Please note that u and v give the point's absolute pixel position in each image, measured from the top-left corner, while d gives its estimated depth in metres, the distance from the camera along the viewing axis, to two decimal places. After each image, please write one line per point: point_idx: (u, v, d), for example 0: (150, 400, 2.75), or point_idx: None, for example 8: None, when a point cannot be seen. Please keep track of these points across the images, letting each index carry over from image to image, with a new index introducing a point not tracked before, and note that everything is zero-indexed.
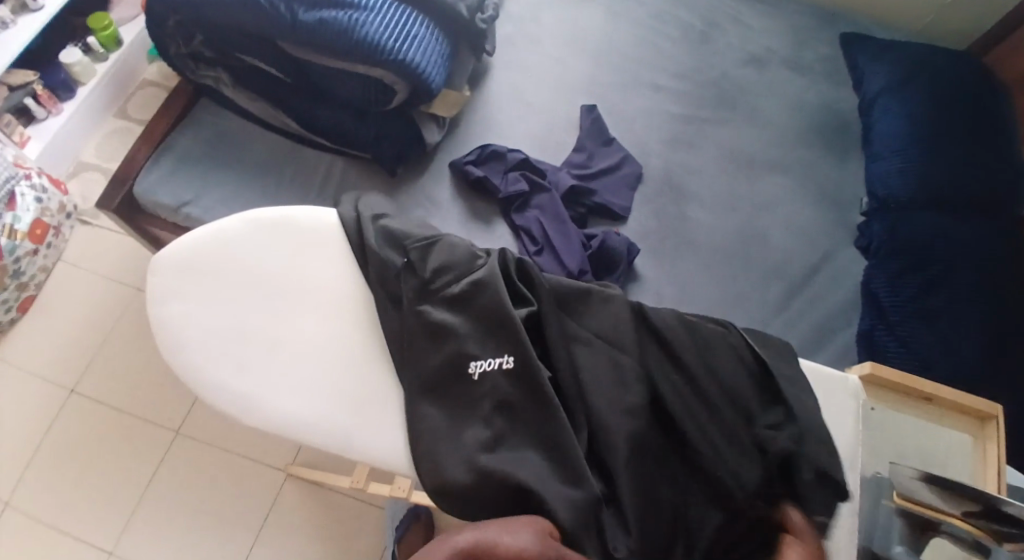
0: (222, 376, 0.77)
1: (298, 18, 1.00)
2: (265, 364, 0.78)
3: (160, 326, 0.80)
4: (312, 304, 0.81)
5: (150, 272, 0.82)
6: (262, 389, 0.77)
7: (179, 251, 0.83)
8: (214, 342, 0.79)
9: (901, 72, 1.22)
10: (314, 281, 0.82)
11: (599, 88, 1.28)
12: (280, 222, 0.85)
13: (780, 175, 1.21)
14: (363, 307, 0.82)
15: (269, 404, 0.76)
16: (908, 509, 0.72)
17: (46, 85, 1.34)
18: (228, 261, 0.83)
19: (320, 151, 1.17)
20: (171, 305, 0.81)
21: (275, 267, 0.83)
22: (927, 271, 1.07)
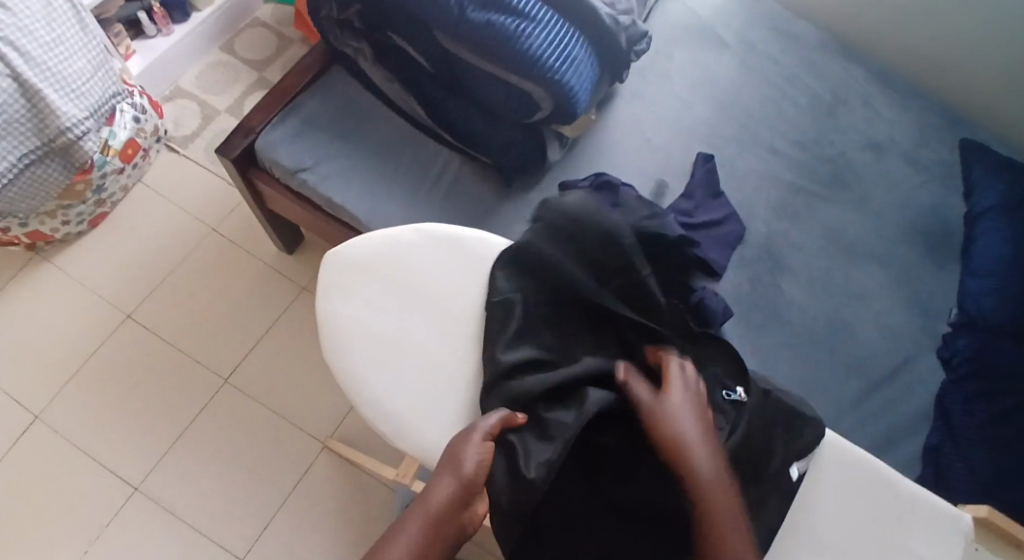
0: (382, 390, 0.80)
1: (467, 15, 0.97)
2: (425, 385, 0.81)
3: (325, 323, 0.84)
4: (476, 330, 0.84)
5: (324, 265, 0.86)
6: (418, 407, 0.80)
7: (352, 251, 0.87)
8: (377, 350, 0.82)
9: (1015, 196, 1.22)
10: (478, 310, 0.85)
11: (718, 140, 1.28)
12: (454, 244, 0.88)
13: (877, 267, 1.21)
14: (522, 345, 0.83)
15: (425, 425, 0.79)
16: None
17: (165, 4, 1.31)
18: (399, 273, 0.86)
19: (440, 145, 1.14)
20: (338, 305, 0.84)
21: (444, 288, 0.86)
22: (1002, 400, 1.08)
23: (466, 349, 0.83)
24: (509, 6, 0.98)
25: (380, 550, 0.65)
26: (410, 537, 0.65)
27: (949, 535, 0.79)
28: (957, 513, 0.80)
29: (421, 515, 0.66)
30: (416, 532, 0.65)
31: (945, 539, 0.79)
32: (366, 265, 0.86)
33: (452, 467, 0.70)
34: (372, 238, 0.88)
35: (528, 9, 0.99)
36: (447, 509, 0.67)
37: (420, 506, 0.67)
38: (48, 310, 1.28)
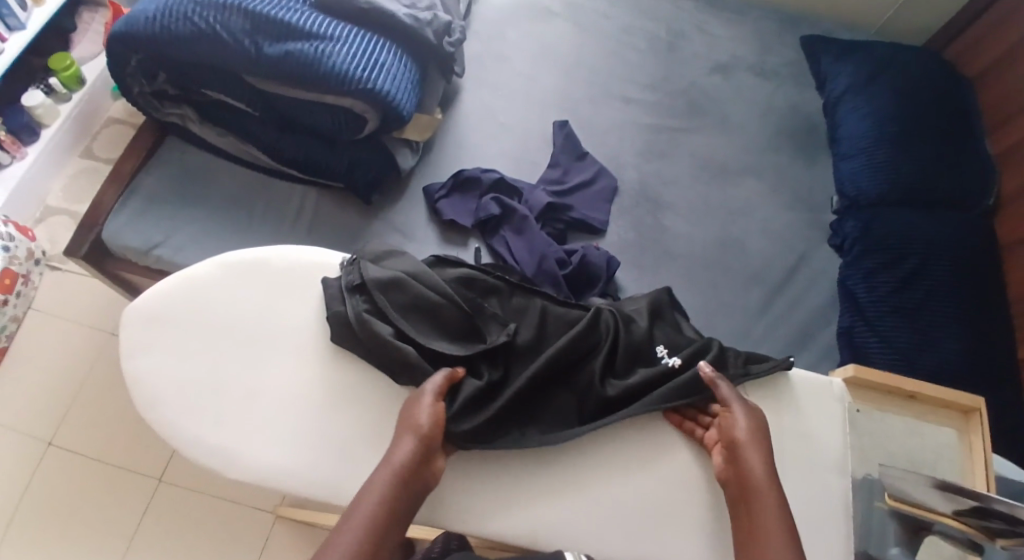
0: (203, 432, 0.76)
1: (263, 51, 0.98)
2: (243, 415, 0.77)
3: (133, 385, 0.78)
4: (287, 346, 0.79)
5: (121, 324, 0.80)
6: (245, 440, 0.76)
7: (140, 306, 0.80)
8: (193, 395, 0.77)
9: (863, 73, 1.28)
10: (284, 326, 0.80)
11: (572, 103, 1.29)
12: (245, 267, 0.82)
13: (751, 178, 1.25)
14: (327, 347, 0.79)
15: (255, 455, 0.75)
16: (906, 511, 0.72)
17: (8, 129, 1.31)
18: (195, 313, 0.80)
19: (292, 183, 1.15)
20: (141, 360, 0.79)
21: (242, 313, 0.80)
22: (901, 267, 1.11)
23: (272, 369, 0.78)
24: (302, 32, 1.00)
25: (350, 516, 0.66)
26: (367, 514, 0.66)
27: (824, 403, 0.78)
28: (826, 379, 0.79)
29: (370, 496, 0.67)
30: (385, 482, 0.67)
31: (824, 408, 0.78)
32: (162, 314, 0.80)
33: (411, 427, 0.71)
34: (162, 283, 0.82)
35: (324, 30, 1.01)
36: (416, 463, 0.69)
37: (385, 464, 0.69)
38: None
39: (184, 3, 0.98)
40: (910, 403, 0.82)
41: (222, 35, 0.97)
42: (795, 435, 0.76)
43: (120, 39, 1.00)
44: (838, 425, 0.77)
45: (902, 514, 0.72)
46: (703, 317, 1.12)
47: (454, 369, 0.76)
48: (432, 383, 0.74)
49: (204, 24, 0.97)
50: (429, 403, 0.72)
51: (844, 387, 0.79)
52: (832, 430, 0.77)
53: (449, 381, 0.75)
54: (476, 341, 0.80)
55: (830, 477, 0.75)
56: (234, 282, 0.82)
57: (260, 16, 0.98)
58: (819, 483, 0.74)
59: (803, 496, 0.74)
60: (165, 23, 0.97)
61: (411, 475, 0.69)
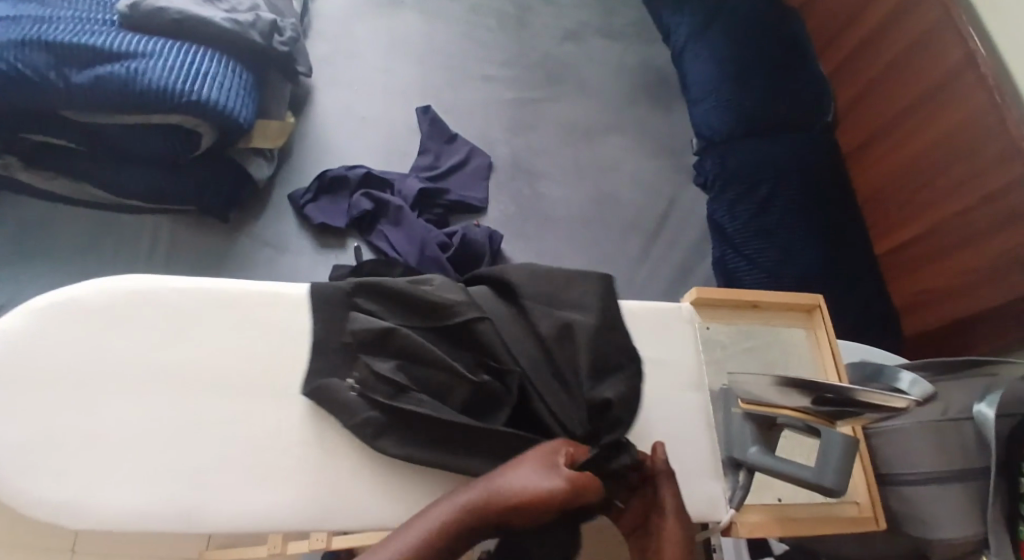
0: (37, 492, 0.65)
1: (72, 81, 0.96)
2: (86, 464, 0.66)
3: None
4: (127, 381, 0.70)
5: None
6: (94, 489, 0.66)
7: None
8: (16, 455, 0.66)
9: (701, 19, 1.35)
10: (121, 360, 0.70)
11: (430, 88, 1.31)
12: (59, 304, 0.71)
13: (613, 134, 1.31)
14: (177, 374, 0.71)
15: (109, 504, 0.65)
16: (755, 412, 0.76)
17: None
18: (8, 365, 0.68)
19: (139, 214, 1.13)
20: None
21: (70, 355, 0.70)
22: (754, 196, 1.18)
23: (117, 410, 0.68)
24: (111, 54, 0.98)
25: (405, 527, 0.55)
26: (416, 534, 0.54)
27: (676, 330, 0.85)
28: (675, 306, 0.86)
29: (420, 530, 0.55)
30: (464, 514, 0.55)
31: (677, 335, 0.85)
32: None
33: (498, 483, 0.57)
34: None
35: (134, 49, 0.99)
36: (528, 508, 0.55)
37: (444, 503, 0.57)
38: None
39: None
40: (757, 312, 0.90)
41: (23, 73, 0.94)
42: (651, 364, 0.83)
43: None
44: (689, 346, 0.85)
45: (753, 415, 0.77)
46: (588, 271, 1.16)
47: (582, 478, 0.56)
48: (562, 470, 0.56)
49: (2, 66, 0.93)
50: (535, 483, 0.55)
51: (691, 310, 0.87)
52: (683, 352, 0.84)
53: (574, 492, 0.55)
54: (502, 409, 0.69)
55: (688, 396, 0.82)
56: (49, 324, 0.70)
57: (61, 47, 0.96)
58: (681, 404, 0.81)
59: (664, 417, 0.80)
60: None
61: (446, 543, 0.55)
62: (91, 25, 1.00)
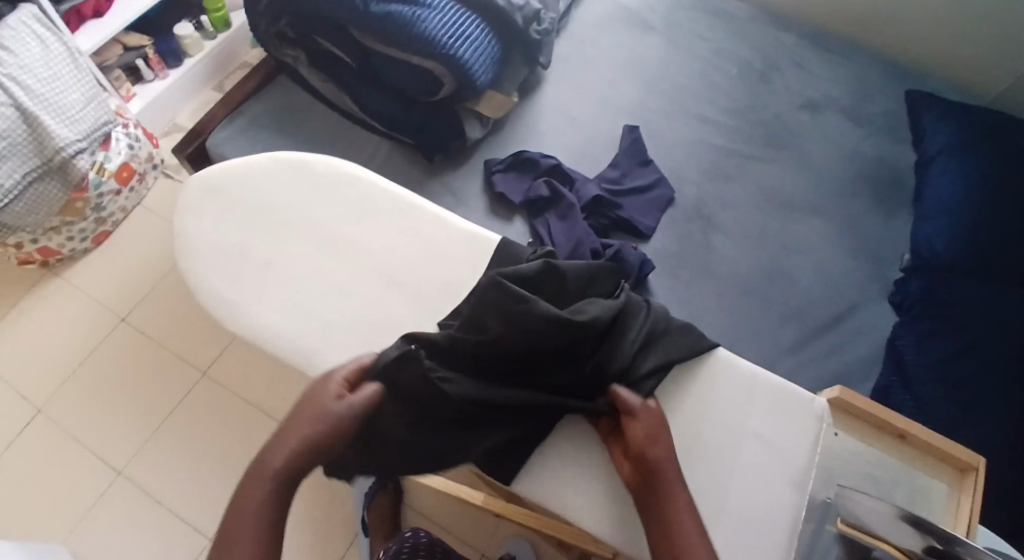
0: (220, 287, 0.85)
1: (368, 7, 1.08)
2: (257, 283, 0.84)
3: (181, 234, 0.88)
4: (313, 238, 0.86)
5: (187, 183, 0.90)
6: (252, 302, 0.84)
7: (209, 170, 0.90)
8: (220, 256, 0.86)
9: (962, 136, 1.23)
10: (318, 222, 0.87)
11: (650, 112, 1.31)
12: (300, 163, 0.90)
13: (816, 217, 1.22)
14: (349, 249, 0.86)
15: (256, 319, 0.83)
16: (847, 533, 0.68)
17: (158, 50, 1.52)
18: (248, 192, 0.89)
19: (372, 133, 1.25)
20: (194, 219, 0.88)
21: (287, 201, 0.88)
22: (953, 337, 1.05)
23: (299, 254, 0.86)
24: None
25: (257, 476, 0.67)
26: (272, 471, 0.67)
27: (800, 419, 0.80)
28: (809, 397, 0.81)
29: (276, 458, 0.68)
30: (296, 445, 0.68)
31: (798, 424, 0.80)
32: (219, 185, 0.89)
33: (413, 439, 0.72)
34: (231, 161, 0.92)
35: None
36: (314, 427, 0.69)
37: (273, 448, 0.69)
38: (49, 320, 1.43)
39: None
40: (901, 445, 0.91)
41: None
42: (758, 440, 0.79)
43: None
44: (806, 440, 0.79)
45: (844, 536, 0.68)
46: (730, 338, 1.11)
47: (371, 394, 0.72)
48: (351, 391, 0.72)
49: None
50: (361, 393, 0.71)
51: (825, 408, 0.80)
52: (796, 442, 0.79)
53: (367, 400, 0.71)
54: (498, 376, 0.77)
55: (785, 489, 0.77)
56: (287, 174, 0.90)
57: None
58: (774, 494, 0.76)
59: (749, 498, 0.76)
60: None
61: (304, 462, 0.68)
62: None
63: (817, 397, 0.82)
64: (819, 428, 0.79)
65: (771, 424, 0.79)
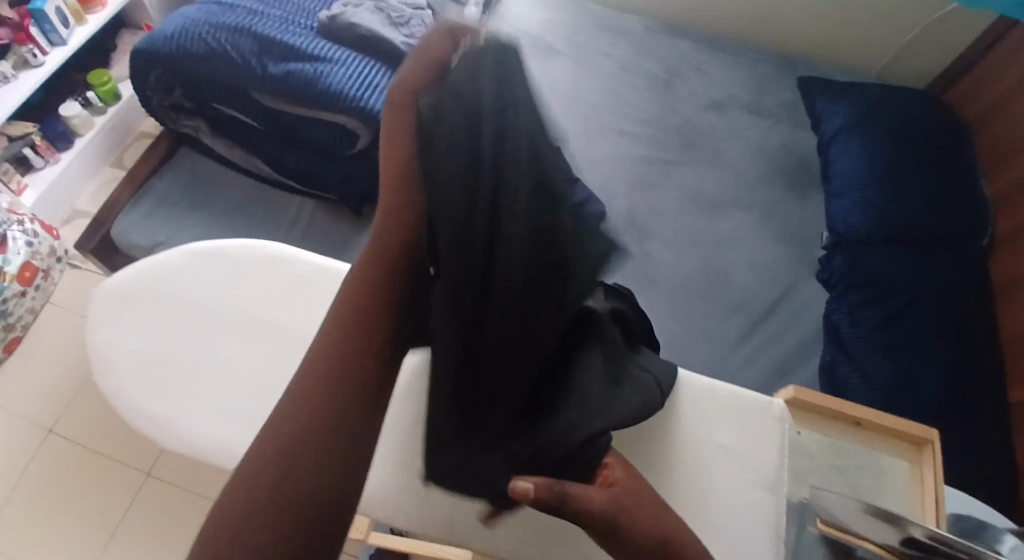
0: (153, 412, 0.74)
1: (268, 70, 1.06)
2: (195, 398, 0.74)
3: (95, 356, 0.77)
4: (255, 334, 0.76)
5: (90, 300, 0.79)
6: (192, 424, 0.73)
7: (118, 278, 0.80)
8: (146, 376, 0.75)
9: (857, 113, 1.29)
10: (259, 313, 0.77)
11: (567, 132, 1.33)
12: (223, 252, 0.80)
13: (739, 211, 1.26)
14: (291, 345, 0.75)
15: (201, 440, 0.72)
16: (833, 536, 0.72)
17: (46, 136, 1.42)
18: (169, 295, 0.79)
19: (292, 194, 1.20)
20: (107, 332, 0.78)
21: (215, 301, 0.78)
22: (887, 303, 1.10)
23: (238, 353, 0.75)
24: (305, 53, 1.07)
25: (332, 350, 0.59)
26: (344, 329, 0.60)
27: (761, 424, 0.77)
28: (764, 399, 0.78)
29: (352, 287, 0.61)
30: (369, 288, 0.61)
31: (760, 430, 0.77)
32: (130, 295, 0.79)
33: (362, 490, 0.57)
34: (143, 263, 0.81)
35: (324, 53, 1.08)
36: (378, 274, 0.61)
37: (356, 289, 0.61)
38: None
39: (201, 26, 1.07)
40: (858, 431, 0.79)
41: (231, 55, 1.05)
42: (723, 454, 0.75)
43: (142, 55, 1.08)
44: (771, 444, 0.76)
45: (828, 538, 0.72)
46: (682, 341, 1.12)
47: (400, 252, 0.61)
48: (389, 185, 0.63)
49: (217, 46, 1.06)
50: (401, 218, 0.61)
51: (784, 408, 0.77)
52: (760, 448, 0.76)
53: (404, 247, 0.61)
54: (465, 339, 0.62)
55: (758, 496, 0.74)
56: (210, 268, 0.80)
57: (267, 39, 1.06)
58: (748, 504, 0.73)
59: (721, 515, 0.72)
60: (182, 44, 1.06)
61: (370, 297, 0.61)
62: (294, 26, 1.11)
63: (772, 398, 0.79)
64: (783, 430, 0.76)
65: (731, 434, 0.76)
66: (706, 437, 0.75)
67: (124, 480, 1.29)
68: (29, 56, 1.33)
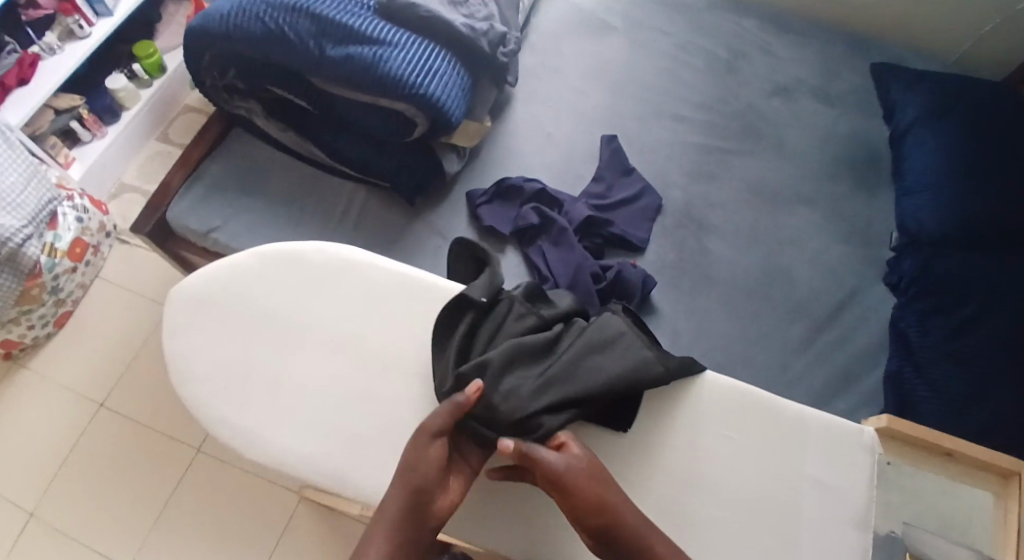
0: (227, 411, 0.84)
1: (325, 53, 1.02)
2: (263, 400, 0.84)
3: (173, 358, 0.87)
4: (312, 339, 0.86)
5: (168, 303, 0.89)
6: (263, 424, 0.83)
7: (192, 283, 0.89)
8: (221, 377, 0.85)
9: (932, 106, 1.23)
10: (319, 318, 0.87)
11: (624, 118, 1.28)
12: (289, 257, 0.89)
13: (803, 207, 1.21)
14: (345, 349, 0.85)
15: (271, 439, 0.83)
16: None
17: (92, 109, 1.41)
18: (239, 298, 0.88)
19: (344, 179, 1.18)
20: (181, 340, 0.88)
21: (282, 306, 0.87)
22: (958, 312, 1.05)
23: (298, 357, 0.85)
24: (364, 36, 1.03)
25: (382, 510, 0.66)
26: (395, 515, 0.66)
27: (853, 454, 0.80)
28: (856, 427, 0.81)
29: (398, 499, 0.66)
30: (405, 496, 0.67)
31: (851, 459, 0.80)
32: (205, 299, 0.88)
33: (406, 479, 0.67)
34: (213, 267, 0.90)
35: (384, 36, 1.04)
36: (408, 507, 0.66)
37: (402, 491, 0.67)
38: (21, 416, 1.34)
39: (257, 5, 1.03)
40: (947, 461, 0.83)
41: (288, 36, 1.02)
42: (817, 486, 0.79)
43: (196, 34, 1.06)
44: (862, 477, 0.80)
45: None
46: (740, 344, 1.09)
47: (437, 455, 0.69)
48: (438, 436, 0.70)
49: (273, 26, 1.02)
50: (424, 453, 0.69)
51: (874, 437, 0.81)
52: (851, 481, 0.79)
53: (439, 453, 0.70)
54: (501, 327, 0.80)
55: (849, 532, 0.78)
56: (276, 274, 0.89)
57: (325, 20, 1.02)
58: (840, 538, 0.78)
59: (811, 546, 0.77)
60: (238, 23, 1.02)
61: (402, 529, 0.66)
62: (352, 4, 1.06)
63: (865, 426, 0.82)
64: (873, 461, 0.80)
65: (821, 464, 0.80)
66: (799, 467, 0.80)
67: (175, 456, 1.31)
68: (75, 26, 1.31)
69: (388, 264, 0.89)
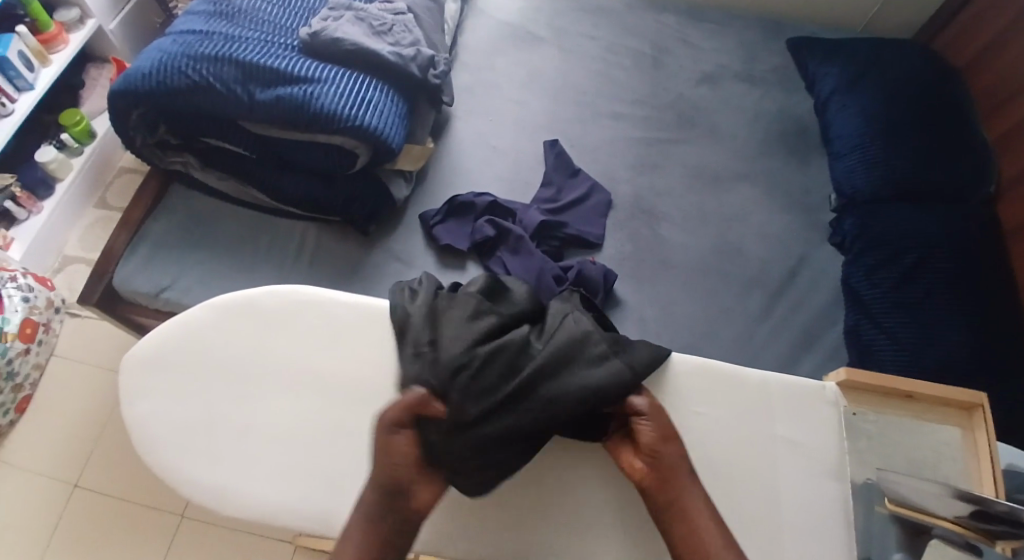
0: (198, 470, 0.82)
1: (255, 97, 1.02)
2: (235, 453, 0.83)
3: (133, 425, 0.85)
4: (278, 384, 0.85)
5: (121, 369, 0.87)
6: (239, 479, 0.82)
7: (143, 347, 0.88)
8: (188, 437, 0.84)
9: (852, 72, 1.29)
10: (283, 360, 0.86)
11: (562, 122, 1.31)
12: (245, 304, 0.89)
13: (745, 183, 1.26)
14: (313, 389, 0.85)
15: (249, 490, 0.81)
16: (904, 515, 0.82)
17: (24, 185, 1.37)
18: (196, 353, 0.87)
19: (292, 218, 1.18)
20: (139, 404, 0.86)
21: (244, 356, 0.87)
22: (901, 261, 1.10)
23: (265, 404, 0.84)
24: (291, 76, 1.03)
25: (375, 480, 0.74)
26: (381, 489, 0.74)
27: (818, 409, 0.83)
28: (817, 385, 0.84)
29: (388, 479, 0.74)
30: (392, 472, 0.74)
31: (817, 416, 0.83)
32: (159, 359, 0.87)
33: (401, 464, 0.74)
34: (165, 328, 0.88)
35: (311, 73, 1.04)
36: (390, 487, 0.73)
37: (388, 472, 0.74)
38: None
39: (179, 59, 1.02)
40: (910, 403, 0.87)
41: (215, 86, 1.01)
42: (790, 447, 0.82)
43: (119, 95, 1.04)
44: (830, 431, 0.83)
45: (900, 517, 0.82)
46: (705, 323, 1.12)
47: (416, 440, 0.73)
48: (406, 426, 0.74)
49: (198, 78, 1.01)
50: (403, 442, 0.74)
51: (836, 392, 0.84)
52: (823, 437, 0.82)
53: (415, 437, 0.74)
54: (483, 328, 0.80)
55: (828, 486, 0.81)
56: (232, 324, 0.88)
57: (250, 66, 1.02)
58: (821, 493, 0.80)
59: (796, 505, 0.80)
60: (161, 79, 1.01)
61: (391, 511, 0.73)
62: (276, 47, 1.07)
63: (825, 382, 0.85)
64: (838, 414, 0.83)
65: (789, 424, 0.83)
66: (771, 431, 0.82)
67: (158, 524, 1.28)
68: None
69: (347, 297, 0.90)
